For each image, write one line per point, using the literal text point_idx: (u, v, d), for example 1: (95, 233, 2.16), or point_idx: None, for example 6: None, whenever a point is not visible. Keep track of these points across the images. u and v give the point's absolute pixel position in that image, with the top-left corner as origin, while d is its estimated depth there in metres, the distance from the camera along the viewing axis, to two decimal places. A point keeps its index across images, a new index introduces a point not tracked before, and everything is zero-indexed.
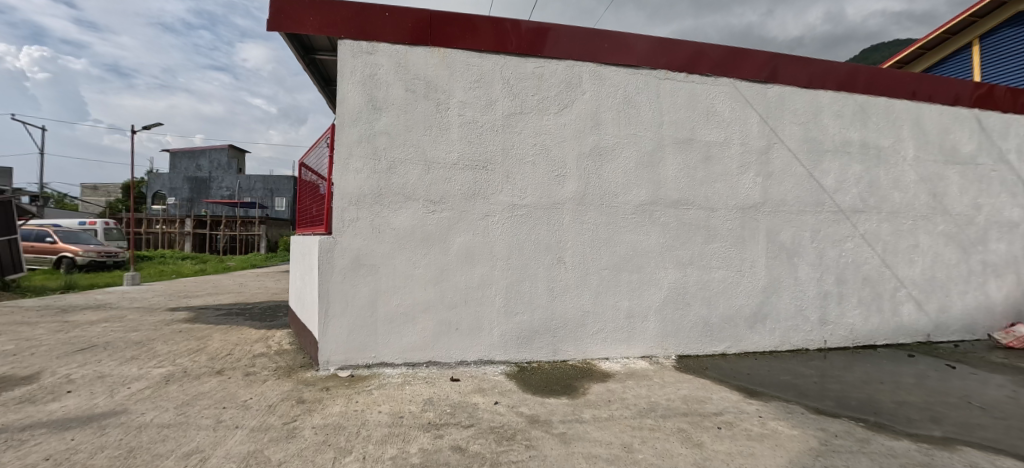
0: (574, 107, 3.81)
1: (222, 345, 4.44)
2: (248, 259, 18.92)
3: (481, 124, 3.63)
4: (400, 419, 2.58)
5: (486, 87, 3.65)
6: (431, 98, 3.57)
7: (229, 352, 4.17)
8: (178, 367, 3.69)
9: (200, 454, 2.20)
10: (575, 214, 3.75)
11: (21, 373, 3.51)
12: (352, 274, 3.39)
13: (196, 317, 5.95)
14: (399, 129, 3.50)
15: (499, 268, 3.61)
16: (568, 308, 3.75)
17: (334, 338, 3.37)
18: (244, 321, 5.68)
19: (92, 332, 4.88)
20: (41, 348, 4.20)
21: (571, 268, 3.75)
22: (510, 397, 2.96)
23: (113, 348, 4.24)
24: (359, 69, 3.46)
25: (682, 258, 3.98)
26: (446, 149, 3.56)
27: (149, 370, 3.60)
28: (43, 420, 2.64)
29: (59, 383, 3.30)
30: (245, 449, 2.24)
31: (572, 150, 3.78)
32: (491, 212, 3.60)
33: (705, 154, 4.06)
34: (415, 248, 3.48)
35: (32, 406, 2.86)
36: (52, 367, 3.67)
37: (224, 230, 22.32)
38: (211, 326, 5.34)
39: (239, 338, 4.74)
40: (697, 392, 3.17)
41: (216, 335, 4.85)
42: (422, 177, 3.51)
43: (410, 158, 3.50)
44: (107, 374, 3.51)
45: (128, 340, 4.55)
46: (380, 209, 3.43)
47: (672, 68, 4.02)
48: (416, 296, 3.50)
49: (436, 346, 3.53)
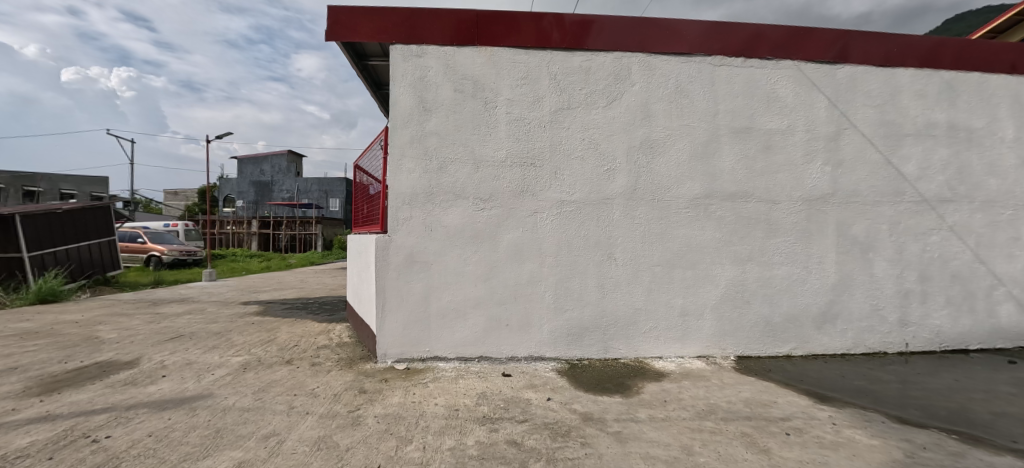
0: (623, 100, 3.71)
1: (290, 336, 4.79)
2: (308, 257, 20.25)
3: (528, 121, 3.63)
4: (456, 411, 2.64)
5: (533, 84, 3.65)
6: (479, 97, 3.61)
7: (295, 343, 4.47)
8: (252, 356, 4.01)
9: (277, 436, 2.39)
10: (625, 209, 3.67)
11: (125, 358, 3.98)
12: (405, 270, 3.52)
13: (265, 310, 6.45)
14: (449, 129, 3.58)
15: (548, 265, 3.61)
16: (619, 305, 3.67)
17: (391, 332, 3.53)
18: (307, 315, 6.07)
19: (179, 323, 5.43)
20: (138, 337, 4.73)
21: (622, 264, 3.67)
22: (562, 393, 2.95)
23: (197, 338, 4.69)
24: (409, 72, 3.57)
25: (740, 254, 3.78)
26: (494, 147, 3.60)
27: (228, 358, 3.95)
28: (144, 400, 2.98)
29: (155, 368, 3.70)
30: (316, 434, 2.40)
31: (621, 144, 3.69)
32: (539, 209, 3.60)
33: (766, 143, 3.82)
34: (465, 245, 3.56)
35: (135, 388, 3.23)
36: (149, 353, 4.13)
37: (285, 230, 23.99)
38: (278, 319, 5.76)
39: (304, 331, 5.07)
40: (759, 395, 3.01)
41: (283, 327, 5.22)
42: (471, 175, 3.57)
43: (459, 158, 3.57)
44: (193, 360, 3.90)
45: (209, 331, 5.01)
46: (432, 208, 3.53)
47: (726, 53, 3.81)
48: (468, 292, 3.57)
49: (487, 341, 3.58)
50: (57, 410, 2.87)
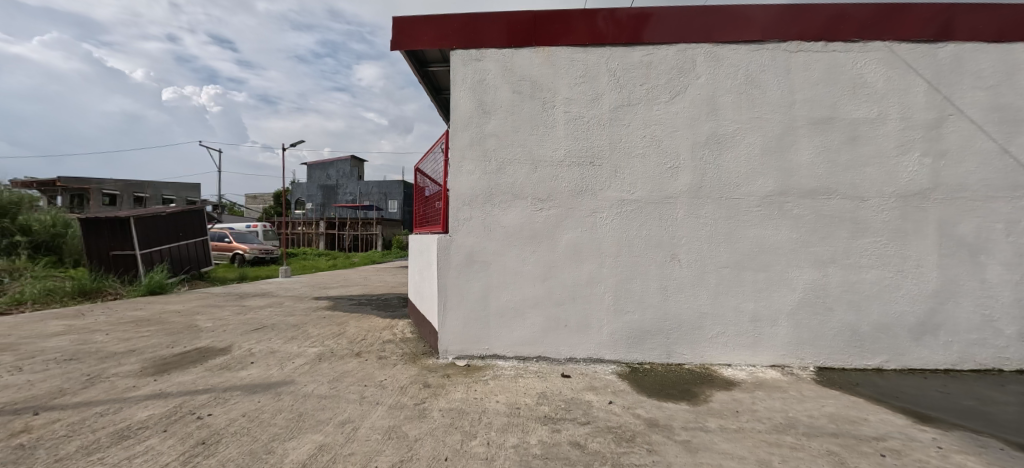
0: (687, 94, 3.55)
1: (358, 330, 5.10)
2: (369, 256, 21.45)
3: (587, 119, 3.59)
4: (517, 410, 2.67)
5: (591, 82, 3.60)
6: (538, 97, 3.62)
7: (363, 337, 4.76)
8: (326, 348, 4.33)
9: (352, 424, 2.57)
10: (690, 208, 3.50)
11: (220, 345, 4.46)
12: (466, 269, 3.61)
13: (335, 305, 6.93)
14: (507, 130, 3.63)
15: (607, 265, 3.54)
16: (683, 309, 3.52)
17: (452, 329, 3.65)
18: (372, 311, 6.44)
19: (262, 315, 5.99)
20: (229, 326, 5.28)
21: (686, 266, 3.51)
22: (624, 397, 2.88)
23: (278, 329, 5.15)
24: (469, 76, 3.67)
25: (820, 256, 3.47)
26: (552, 147, 3.59)
27: (305, 349, 4.29)
28: (238, 384, 3.33)
29: (245, 354, 4.12)
30: (387, 423, 2.54)
31: (685, 140, 3.53)
32: (598, 208, 3.54)
33: (851, 134, 3.48)
34: (524, 244, 3.58)
35: (229, 372, 3.61)
36: (239, 341, 4.60)
37: (348, 230, 25.59)
38: (347, 314, 6.17)
39: (370, 325, 5.38)
40: (846, 411, 2.74)
41: (351, 322, 5.58)
42: (530, 175, 3.59)
43: (518, 158, 3.60)
44: (276, 349, 4.28)
45: (288, 323, 5.48)
46: (492, 208, 3.60)
47: (804, 38, 3.52)
48: (526, 292, 3.59)
49: (546, 342, 3.59)
50: (168, 389, 3.28)
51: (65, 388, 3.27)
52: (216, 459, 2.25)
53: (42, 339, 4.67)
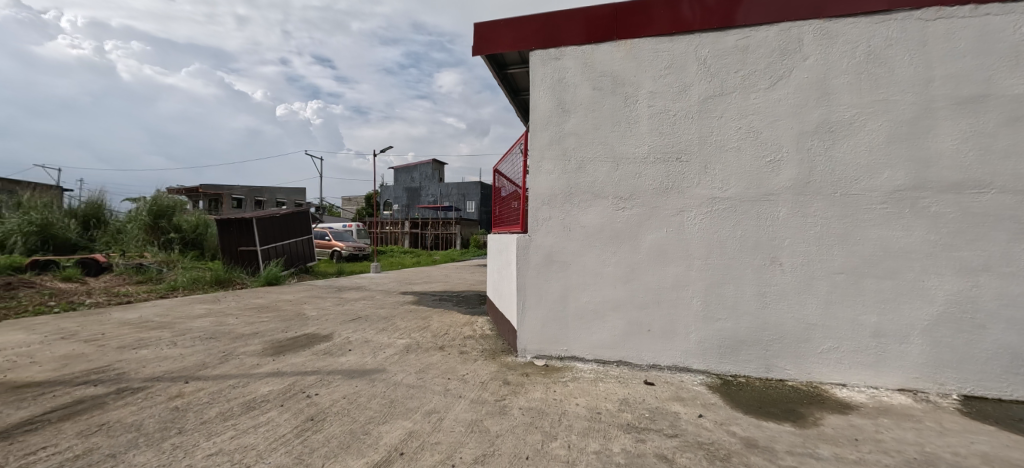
0: (792, 78, 3.17)
1: (440, 325, 5.40)
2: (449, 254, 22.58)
3: (673, 112, 3.38)
4: (598, 415, 2.61)
5: (678, 73, 3.38)
6: (619, 92, 3.50)
7: (445, 331, 5.02)
8: (412, 340, 4.64)
9: (437, 414, 2.72)
10: (795, 206, 3.13)
11: (324, 332, 5.02)
12: (545, 269, 3.63)
13: (419, 300, 7.42)
14: (587, 128, 3.56)
15: (696, 268, 3.30)
16: (786, 318, 3.16)
17: (531, 328, 3.69)
18: (452, 307, 6.77)
19: (357, 306, 6.62)
20: (331, 315, 5.92)
21: (790, 271, 3.14)
22: (716, 412, 2.66)
23: (371, 320, 5.64)
24: (549, 75, 3.67)
25: (970, 262, 2.88)
26: (635, 144, 3.45)
27: (394, 340, 4.64)
28: (339, 368, 3.71)
29: (344, 342, 4.58)
30: (470, 417, 2.65)
31: (789, 130, 3.17)
32: (686, 207, 3.32)
33: (1016, 113, 2.83)
34: (604, 245, 3.49)
35: (332, 357, 4.04)
36: (338, 329, 5.13)
37: (429, 229, 27.19)
38: (430, 309, 6.56)
39: (451, 320, 5.66)
40: (1010, 453, 2.23)
41: (434, 316, 5.92)
42: (611, 174, 3.48)
43: (598, 156, 3.52)
44: (369, 339, 4.70)
45: (379, 315, 5.98)
46: (571, 208, 3.57)
47: (948, 1, 2.95)
48: (607, 294, 3.49)
49: (627, 346, 3.46)
50: (284, 368, 3.77)
51: (208, 362, 3.91)
52: (322, 435, 2.56)
53: (191, 320, 5.65)
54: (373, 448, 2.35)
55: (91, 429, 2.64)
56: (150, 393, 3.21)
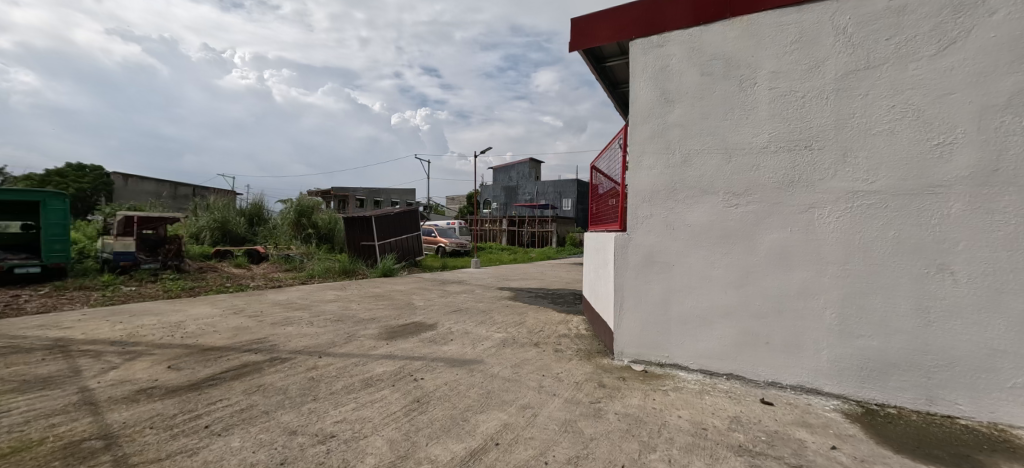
0: (972, 39, 2.51)
1: (536, 321, 5.52)
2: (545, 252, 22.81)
3: (800, 94, 2.94)
4: (703, 431, 2.40)
5: (808, 47, 2.92)
6: (733, 76, 3.16)
7: (541, 328, 5.12)
8: (509, 334, 4.83)
9: (532, 409, 2.80)
10: (975, 201, 2.47)
11: (429, 321, 5.48)
12: (644, 270, 3.46)
13: (516, 296, 7.66)
14: (694, 118, 3.28)
15: (830, 274, 2.82)
16: (960, 342, 2.52)
17: (629, 331, 3.56)
18: (548, 304, 6.86)
19: (459, 299, 7.09)
20: (436, 306, 6.44)
21: (966, 282, 2.50)
22: (855, 446, 2.25)
23: (471, 313, 5.99)
24: (650, 64, 3.49)
25: None
26: (752, 132, 3.08)
27: (492, 333, 4.88)
28: (442, 356, 4.04)
29: (446, 332, 4.95)
30: (563, 416, 2.66)
31: (966, 105, 2.51)
32: (816, 203, 2.86)
33: None
34: (713, 246, 3.19)
35: (436, 345, 4.40)
36: (442, 320, 5.57)
37: (525, 227, 27.83)
38: (526, 305, 6.74)
39: (546, 318, 5.75)
40: None
41: (530, 313, 6.07)
42: (722, 167, 3.17)
43: (707, 148, 3.23)
44: (469, 330, 5.01)
45: (478, 308, 6.32)
46: (674, 205, 3.34)
47: None
48: (715, 299, 3.19)
49: (740, 358, 3.12)
50: (396, 352, 4.22)
51: (337, 341, 4.56)
52: (426, 416, 2.86)
53: (325, 304, 6.64)
54: (471, 435, 2.51)
55: (253, 389, 3.28)
56: (294, 363, 3.85)
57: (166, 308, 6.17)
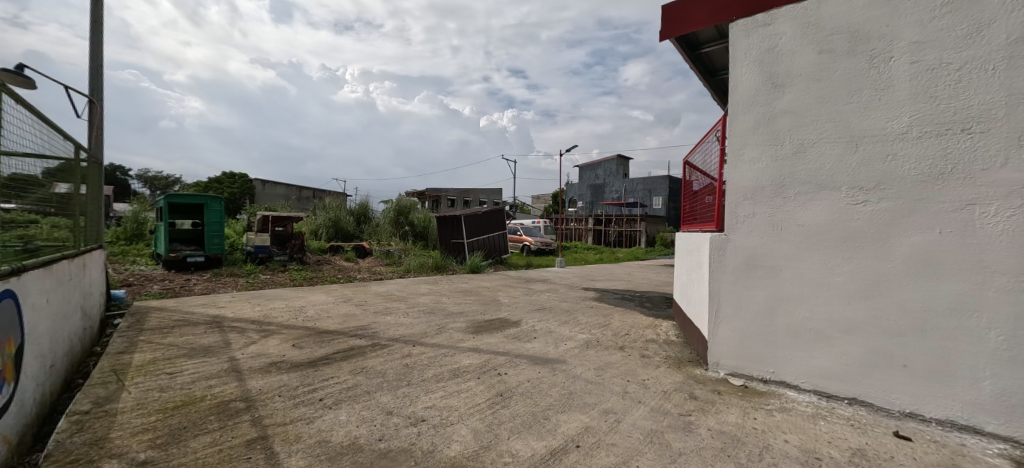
0: None
1: (622, 324, 5.39)
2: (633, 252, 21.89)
3: (956, 66, 2.42)
4: (816, 460, 2.10)
5: (969, 7, 2.39)
6: (861, 51, 2.72)
7: (627, 331, 5.00)
8: (592, 336, 4.80)
9: (614, 414, 2.74)
10: None
11: (514, 318, 5.62)
12: (745, 275, 3.16)
13: (601, 297, 7.50)
14: (810, 104, 2.91)
15: (997, 287, 2.27)
16: None
17: (726, 341, 3.28)
18: (635, 307, 6.61)
19: (543, 298, 7.16)
20: (520, 304, 6.59)
21: None
22: None
23: (554, 312, 6.01)
24: (755, 46, 3.19)
25: None
26: (886, 116, 2.63)
27: (575, 333, 4.88)
28: (525, 353, 4.15)
29: (530, 329, 5.04)
30: (648, 425, 2.54)
31: None
32: (978, 198, 2.33)
33: None
34: (831, 250, 2.78)
35: (520, 342, 4.52)
36: (526, 317, 5.67)
37: (612, 226, 27.00)
38: (612, 307, 6.57)
39: (634, 321, 5.58)
40: None
41: (616, 315, 5.92)
42: (844, 159, 2.76)
43: (826, 137, 2.84)
44: (553, 329, 5.05)
45: (562, 308, 6.32)
46: (783, 203, 3.00)
47: None
48: (833, 310, 2.77)
49: (865, 381, 2.67)
50: (482, 345, 4.42)
51: (429, 331, 4.92)
52: (508, 411, 2.96)
53: (419, 296, 7.20)
54: (551, 434, 2.54)
55: (358, 370, 3.69)
56: (392, 349, 4.25)
57: (293, 294, 7.24)
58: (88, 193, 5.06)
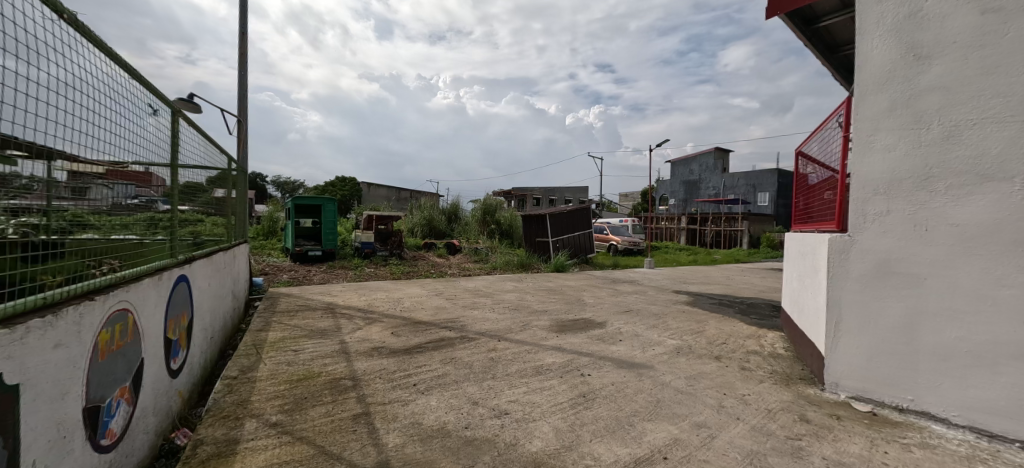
0: None
1: (718, 332, 5.11)
2: (734, 254, 19.95)
3: None
4: None
5: None
6: None
7: (724, 341, 4.73)
8: (684, 342, 4.64)
9: (708, 429, 2.57)
10: None
11: (598, 319, 5.53)
12: (876, 284, 2.84)
13: (694, 301, 7.03)
14: (967, 77, 2.57)
15: None
16: None
17: (848, 358, 2.98)
18: (735, 314, 6.08)
19: (629, 299, 6.93)
20: (605, 304, 6.45)
21: None
22: None
23: (642, 315, 5.79)
24: (890, 15, 2.88)
25: None
26: None
27: (665, 339, 4.73)
28: (610, 356, 4.09)
29: (615, 331, 4.93)
30: (747, 446, 2.35)
31: None
32: None
33: None
34: (997, 254, 2.44)
35: (604, 344, 4.46)
36: (611, 319, 5.54)
37: (709, 225, 24.89)
38: (707, 312, 6.14)
39: (732, 330, 5.22)
40: None
41: (711, 322, 5.55)
42: (1017, 145, 2.41)
43: (990, 117, 2.50)
44: (640, 333, 4.90)
45: (650, 311, 6.04)
46: (930, 198, 2.67)
47: None
48: (998, 331, 2.43)
49: None
50: (565, 345, 4.42)
51: (514, 327, 5.08)
52: (591, 413, 2.94)
53: (504, 293, 7.43)
54: (637, 442, 2.47)
55: (447, 360, 3.94)
56: (478, 343, 4.45)
57: (394, 286, 8.01)
58: (238, 196, 6.16)
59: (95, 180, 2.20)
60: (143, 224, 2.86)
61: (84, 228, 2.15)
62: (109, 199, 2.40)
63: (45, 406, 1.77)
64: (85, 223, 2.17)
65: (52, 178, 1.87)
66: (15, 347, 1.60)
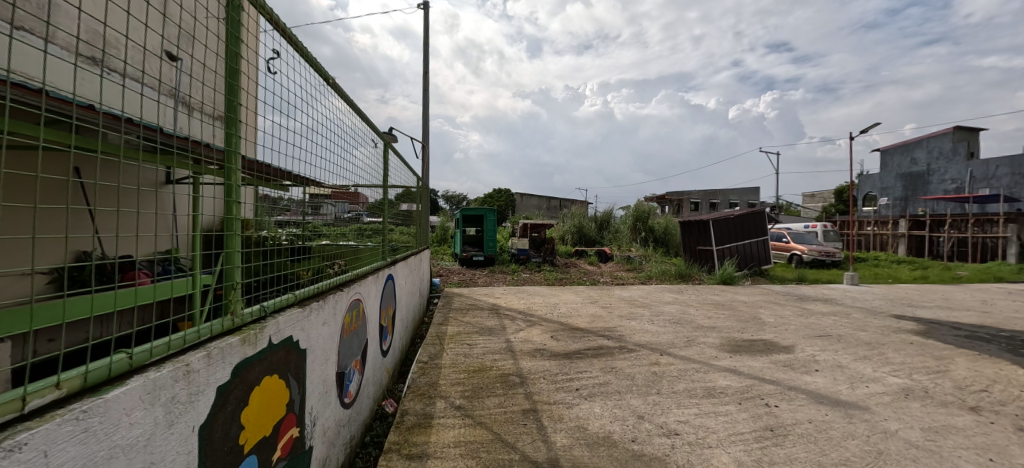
0: None
1: (973, 374, 3.80)
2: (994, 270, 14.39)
3: None
4: None
5: None
6: None
7: (984, 387, 3.50)
8: (917, 383, 3.59)
9: None
10: None
11: (783, 342, 4.72)
12: None
13: (928, 330, 5.36)
14: None
15: None
16: None
17: None
18: (1002, 353, 4.43)
19: (826, 322, 5.69)
20: (792, 326, 5.45)
21: None
22: None
23: (846, 342, 4.71)
24: None
25: None
26: None
27: (885, 375, 3.74)
28: (804, 388, 3.45)
29: (809, 359, 4.13)
30: None
31: None
32: None
33: None
34: None
35: (795, 372, 3.79)
36: (802, 343, 4.65)
37: (947, 231, 18.58)
38: (951, 347, 4.62)
39: (1000, 374, 3.81)
40: None
41: (961, 360, 4.16)
42: None
43: None
44: (846, 365, 3.99)
45: (859, 338, 4.86)
46: None
47: None
48: None
49: None
50: (742, 368, 3.91)
51: (677, 342, 4.72)
52: (783, 451, 2.53)
53: (664, 305, 6.97)
54: None
55: (608, 369, 3.92)
56: (639, 355, 4.31)
57: (548, 292, 8.36)
58: (420, 208, 7.30)
59: (324, 199, 2.85)
60: (355, 233, 3.59)
61: (321, 235, 2.83)
62: (333, 213, 3.09)
63: (319, 366, 2.45)
64: (321, 233, 2.83)
65: (302, 199, 2.52)
66: (305, 322, 2.26)
